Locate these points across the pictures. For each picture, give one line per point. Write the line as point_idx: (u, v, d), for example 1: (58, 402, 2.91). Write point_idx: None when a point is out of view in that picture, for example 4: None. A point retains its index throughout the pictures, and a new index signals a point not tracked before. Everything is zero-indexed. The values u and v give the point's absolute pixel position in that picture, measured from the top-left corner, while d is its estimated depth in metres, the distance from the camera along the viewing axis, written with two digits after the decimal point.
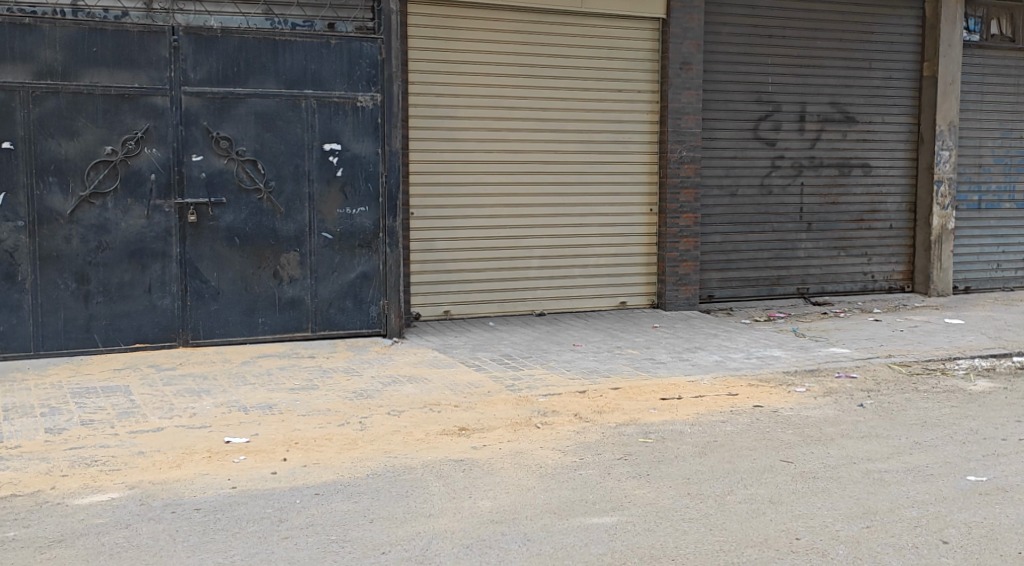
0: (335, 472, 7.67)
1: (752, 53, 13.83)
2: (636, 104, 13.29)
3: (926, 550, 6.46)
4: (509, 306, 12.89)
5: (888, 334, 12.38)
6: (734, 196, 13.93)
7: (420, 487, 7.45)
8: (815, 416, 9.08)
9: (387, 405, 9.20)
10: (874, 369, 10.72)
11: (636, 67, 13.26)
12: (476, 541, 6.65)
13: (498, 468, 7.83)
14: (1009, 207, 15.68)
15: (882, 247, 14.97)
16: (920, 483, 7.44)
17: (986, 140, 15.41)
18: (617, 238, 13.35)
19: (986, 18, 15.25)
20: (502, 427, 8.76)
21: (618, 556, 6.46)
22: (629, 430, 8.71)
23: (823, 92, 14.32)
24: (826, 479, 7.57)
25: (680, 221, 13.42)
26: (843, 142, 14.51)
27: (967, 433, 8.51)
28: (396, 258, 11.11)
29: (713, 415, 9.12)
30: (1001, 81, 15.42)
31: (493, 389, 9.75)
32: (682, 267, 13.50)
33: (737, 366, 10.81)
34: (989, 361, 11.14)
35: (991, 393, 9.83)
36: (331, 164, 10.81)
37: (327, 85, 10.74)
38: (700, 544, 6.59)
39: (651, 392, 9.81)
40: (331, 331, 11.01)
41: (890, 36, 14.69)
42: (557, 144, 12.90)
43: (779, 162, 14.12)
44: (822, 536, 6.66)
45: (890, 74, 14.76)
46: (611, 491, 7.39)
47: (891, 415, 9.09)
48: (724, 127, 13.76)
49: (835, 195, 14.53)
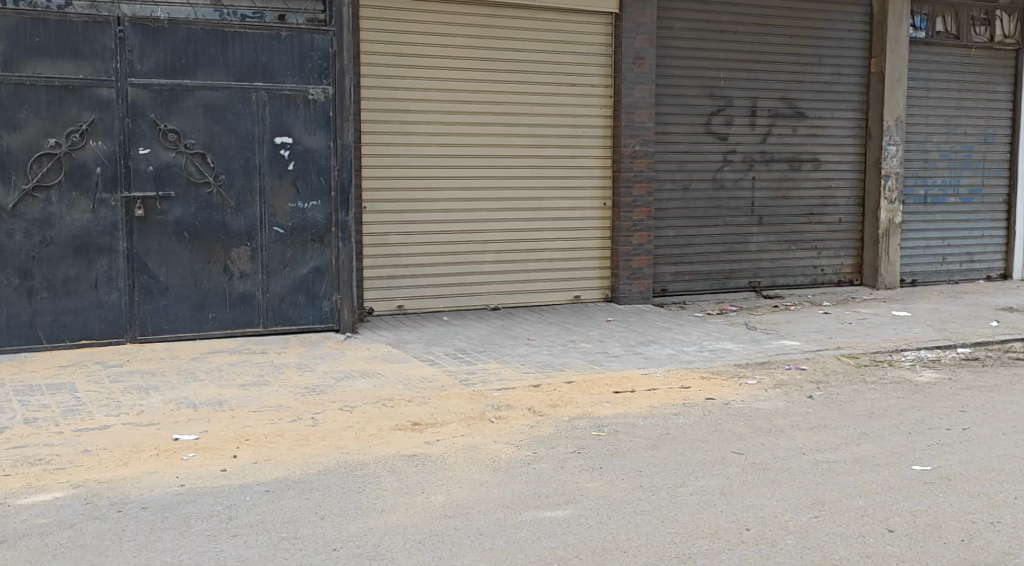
0: (286, 469, 7.63)
1: (704, 49, 13.93)
2: (588, 99, 13.31)
3: (872, 538, 6.55)
4: (463, 300, 12.88)
5: (837, 326, 12.52)
6: (687, 190, 14.01)
7: (372, 483, 7.43)
8: (765, 408, 9.17)
9: (340, 400, 9.17)
10: (824, 361, 10.84)
11: (589, 61, 13.28)
12: (428, 536, 6.64)
13: (451, 463, 7.83)
14: (954, 201, 15.91)
15: (831, 241, 15.14)
16: (868, 472, 7.54)
17: (933, 135, 15.61)
18: (571, 232, 13.39)
19: (932, 16, 15.40)
20: (456, 421, 8.76)
21: (570, 550, 6.48)
22: (582, 423, 8.74)
23: (774, 86, 14.42)
24: (776, 469, 7.65)
25: (633, 215, 13.47)
26: (793, 137, 14.64)
27: (913, 424, 8.63)
28: (349, 252, 11.05)
29: (666, 408, 9.17)
30: (946, 77, 15.63)
31: (446, 384, 9.74)
32: (635, 261, 13.55)
33: (690, 359, 10.88)
34: (935, 352, 11.31)
35: (937, 384, 9.98)
36: (282, 158, 10.75)
37: (278, 77, 10.65)
38: (652, 536, 6.63)
39: (604, 386, 9.85)
40: (283, 327, 10.95)
41: (839, 31, 14.84)
42: (511, 139, 12.90)
43: (730, 156, 14.23)
44: (771, 527, 6.73)
45: (839, 70, 14.90)
46: (564, 484, 7.42)
47: (839, 406, 9.19)
48: (676, 122, 13.85)
49: (786, 189, 14.65)
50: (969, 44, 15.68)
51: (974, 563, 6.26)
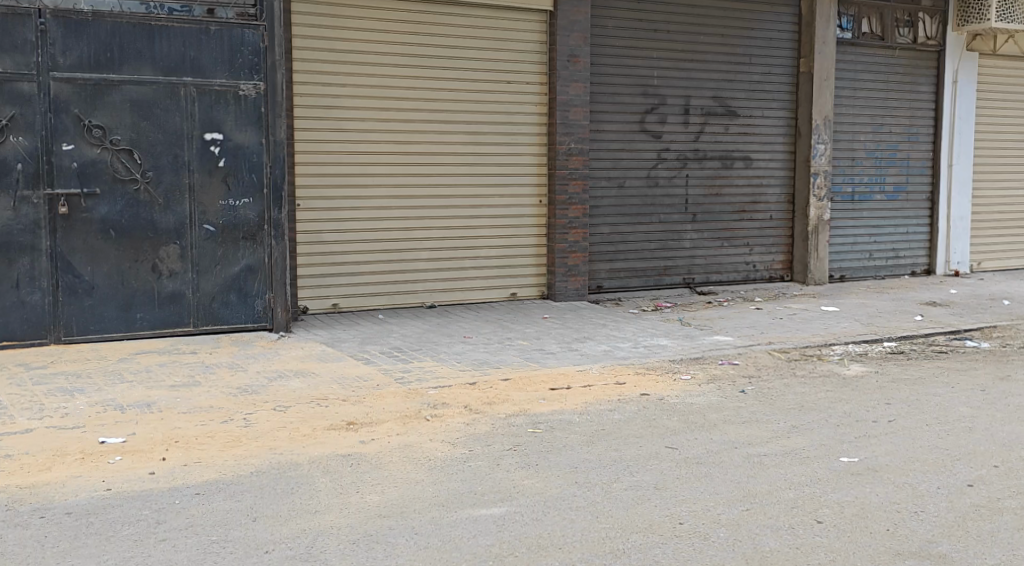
0: (217, 471, 7.55)
1: (637, 47, 14.02)
2: (522, 96, 13.33)
3: (802, 530, 6.64)
4: (399, 298, 12.84)
5: (768, 321, 12.67)
6: (622, 187, 14.09)
7: (305, 484, 7.38)
8: (699, 403, 9.26)
9: (273, 400, 9.09)
10: (755, 356, 10.97)
11: (523, 58, 13.30)
12: (363, 536, 6.62)
13: (387, 462, 7.80)
14: (880, 198, 16.18)
15: (763, 238, 15.32)
16: (797, 465, 7.64)
17: (861, 133, 15.85)
18: (506, 229, 13.41)
19: (858, 17, 15.65)
20: (391, 420, 8.72)
21: (506, 547, 6.49)
22: (518, 420, 8.76)
23: (705, 85, 14.56)
24: (709, 463, 7.72)
25: (569, 212, 13.51)
26: (725, 135, 14.78)
27: (841, 416, 8.76)
28: (282, 250, 10.95)
29: (601, 404, 9.22)
30: (872, 77, 15.89)
31: (382, 383, 9.71)
32: (571, 258, 13.59)
33: (625, 355, 10.95)
34: (862, 346, 11.50)
35: (864, 377, 10.16)
36: (213, 155, 10.63)
37: (207, 73, 10.53)
38: (588, 532, 6.67)
39: (540, 383, 9.88)
40: (214, 327, 10.83)
41: (768, 31, 15.01)
42: (447, 136, 12.87)
43: (664, 154, 14.33)
44: (704, 520, 6.79)
45: (769, 69, 15.08)
46: (500, 482, 7.42)
47: (770, 400, 9.32)
48: (610, 120, 13.93)
49: (719, 186, 14.80)
50: (893, 45, 15.97)
51: (900, 552, 6.37)
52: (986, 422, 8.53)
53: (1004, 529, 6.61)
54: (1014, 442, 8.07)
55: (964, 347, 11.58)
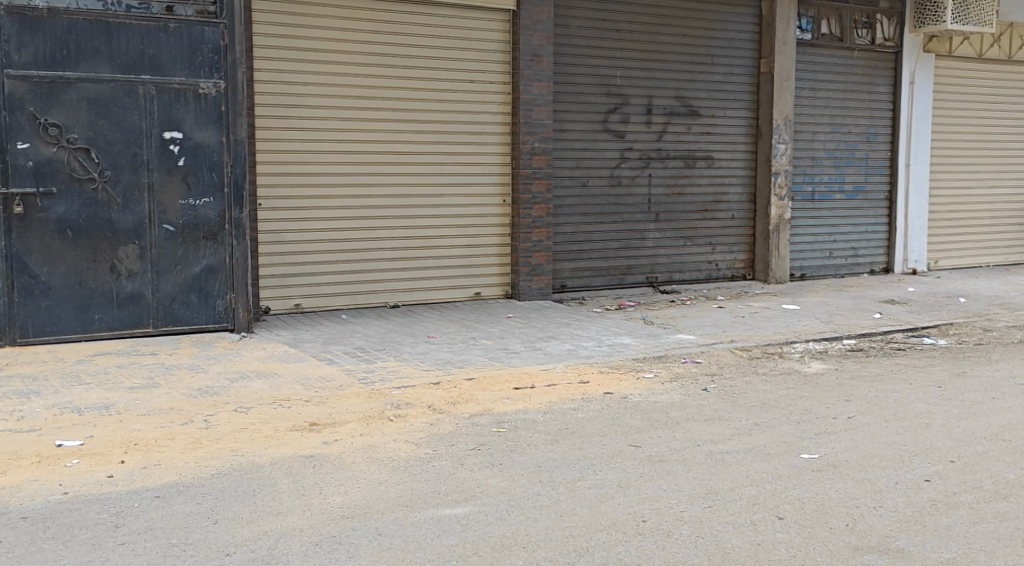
0: (177, 473, 7.49)
1: (600, 47, 14.05)
2: (485, 95, 13.33)
3: (763, 526, 6.68)
4: (362, 298, 12.80)
5: (730, 320, 12.74)
6: (585, 187, 14.11)
7: (267, 485, 7.34)
8: (662, 401, 9.29)
9: (234, 402, 9.03)
10: (718, 354, 11.03)
11: (486, 58, 13.29)
12: (325, 538, 6.59)
13: (350, 463, 7.77)
14: (840, 198, 16.31)
15: (724, 237, 15.40)
16: (759, 462, 7.69)
17: (821, 132, 15.97)
18: (469, 229, 13.39)
19: (817, 18, 15.74)
20: (355, 420, 8.70)
21: (469, 547, 6.48)
22: (482, 420, 8.75)
23: (668, 85, 14.62)
24: (671, 461, 7.75)
25: (532, 211, 13.53)
26: (688, 135, 14.85)
27: (801, 414, 8.82)
28: (244, 250, 10.89)
29: (564, 402, 9.24)
30: (831, 78, 16.01)
31: (345, 383, 9.67)
32: (534, 257, 13.61)
33: (589, 354, 10.97)
34: (822, 344, 11.59)
35: (824, 374, 10.24)
36: (172, 154, 10.55)
37: (166, 71, 10.45)
38: (552, 531, 6.67)
39: (504, 382, 9.88)
40: (174, 327, 10.76)
41: (729, 32, 15.10)
42: (410, 135, 12.84)
43: (627, 154, 14.37)
44: (667, 518, 6.82)
45: (731, 69, 15.17)
46: (465, 482, 7.41)
47: (732, 397, 9.37)
48: (574, 120, 13.95)
49: (681, 186, 14.86)
50: (852, 46, 16.11)
51: (859, 547, 6.42)
52: (944, 418, 8.62)
53: (959, 523, 6.68)
54: (970, 437, 8.15)
55: (922, 343, 11.70)
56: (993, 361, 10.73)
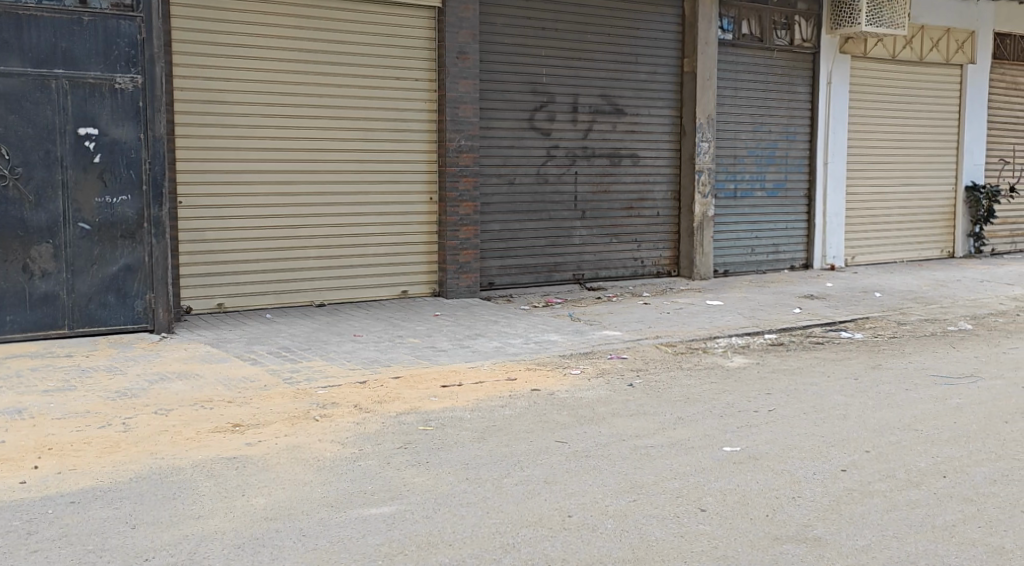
0: (94, 478, 7.35)
1: (526, 45, 14.06)
2: (411, 92, 13.26)
3: (685, 518, 6.73)
4: (286, 297, 12.67)
5: (656, 316, 12.83)
6: (512, 185, 14.11)
7: (187, 488, 7.23)
8: (588, 397, 9.32)
9: (154, 404, 8.88)
10: (643, 350, 11.11)
11: (411, 55, 13.22)
12: (248, 540, 6.51)
13: (274, 464, 7.68)
14: (761, 195, 16.52)
15: (650, 234, 15.51)
16: (682, 455, 7.75)
17: (743, 131, 16.16)
18: (396, 227, 13.33)
19: (738, 18, 15.90)
20: (279, 421, 8.61)
21: (395, 546, 6.44)
22: (408, 418, 8.71)
23: (594, 84, 14.68)
24: (597, 456, 7.78)
25: (460, 209, 13.50)
26: (613, 133, 14.92)
27: (724, 407, 8.91)
28: (163, 249, 10.72)
29: (491, 400, 9.22)
30: (753, 78, 16.20)
31: (269, 383, 9.56)
32: (462, 255, 13.58)
33: (516, 351, 10.97)
34: (744, 339, 11.72)
35: (745, 368, 10.36)
36: (88, 150, 10.34)
37: (80, 65, 10.24)
38: (477, 528, 6.66)
39: (431, 380, 9.84)
40: (91, 328, 10.56)
41: (653, 31, 15.21)
42: (334, 132, 12.74)
43: (553, 152, 14.40)
44: (592, 512, 6.84)
45: (654, 69, 15.28)
46: (391, 481, 7.37)
47: (656, 392, 9.44)
48: (500, 118, 13.95)
49: (607, 184, 14.93)
50: (771, 46, 16.31)
51: (778, 537, 6.50)
52: (859, 409, 8.78)
53: (873, 511, 6.79)
54: (885, 427, 8.31)
55: (840, 337, 11.90)
56: (906, 353, 10.96)
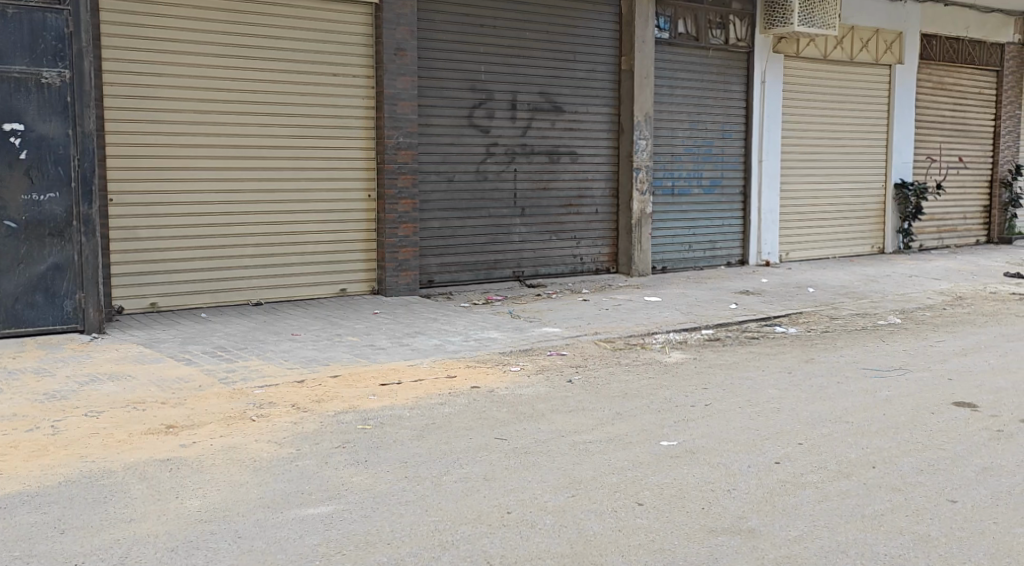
0: (22, 482, 7.19)
1: (465, 42, 14.01)
2: (348, 89, 13.15)
3: (623, 513, 6.73)
4: (222, 296, 12.50)
5: (595, 312, 12.86)
6: (451, 182, 14.06)
7: (119, 491, 7.09)
8: (527, 394, 9.30)
9: (84, 406, 8.71)
10: (582, 346, 11.12)
11: (348, 51, 13.12)
12: (182, 543, 6.40)
13: (209, 465, 7.57)
14: (698, 192, 16.63)
15: (589, 231, 15.53)
16: (620, 450, 7.76)
17: (680, 128, 16.26)
18: (334, 224, 13.22)
19: (674, 18, 15.98)
20: (214, 421, 8.48)
21: (333, 546, 6.37)
22: (347, 417, 8.62)
23: (533, 81, 14.67)
24: (536, 453, 7.76)
25: (398, 207, 13.41)
26: (552, 131, 14.92)
27: (661, 402, 8.95)
28: (93, 247, 10.53)
29: (431, 397, 9.17)
30: (689, 76, 16.30)
31: (203, 383, 9.43)
32: (401, 253, 13.49)
33: (455, 349, 10.92)
34: (682, 334, 11.78)
35: (683, 363, 10.41)
36: (13, 146, 10.11)
37: (5, 59, 10.01)
38: (416, 526, 6.59)
39: (369, 378, 9.77)
40: (19, 329, 10.33)
41: (591, 29, 15.23)
42: (269, 128, 12.59)
43: (492, 149, 14.36)
44: (530, 509, 6.81)
45: (593, 67, 15.31)
46: (329, 480, 7.29)
47: (595, 388, 9.44)
48: (438, 115, 13.88)
49: (546, 181, 14.92)
50: (707, 45, 16.42)
51: (713, 529, 6.52)
52: (793, 402, 8.86)
53: (805, 502, 6.84)
54: (817, 420, 8.38)
55: (775, 332, 12.00)
56: (838, 347, 11.09)
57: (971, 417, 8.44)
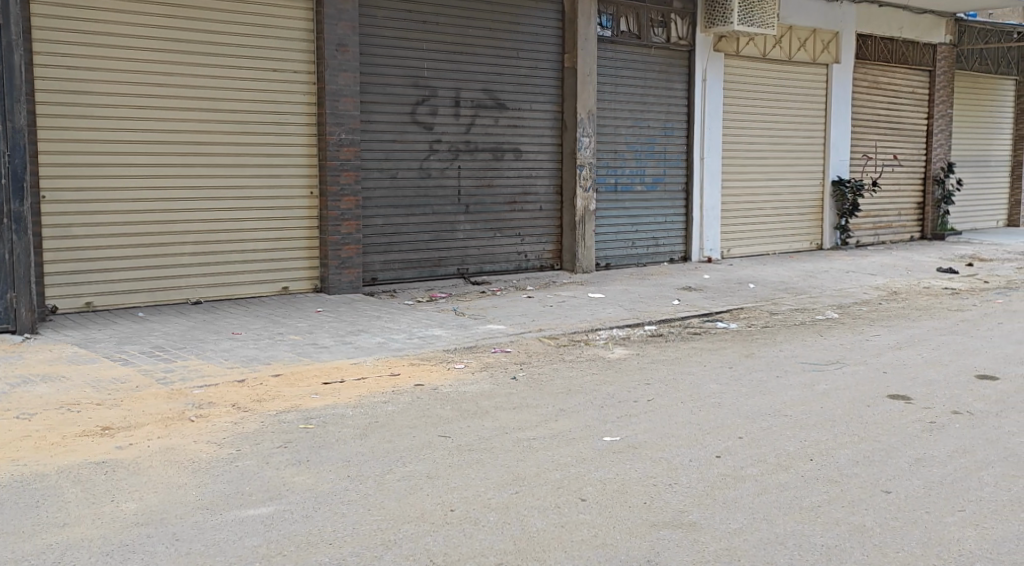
0: None
1: (407, 38, 13.90)
2: (290, 85, 13.01)
3: (567, 509, 6.69)
4: (160, 295, 12.29)
5: (539, 309, 12.82)
6: (394, 179, 13.94)
7: (53, 496, 6.92)
8: (471, 391, 9.23)
9: (16, 408, 8.51)
10: (526, 343, 11.07)
11: (289, 47, 12.97)
12: (118, 547, 6.27)
13: (145, 467, 7.41)
14: (641, 189, 16.65)
15: (533, 228, 15.49)
16: (563, 447, 7.72)
17: (622, 126, 16.27)
18: (276, 222, 13.07)
19: (617, 16, 15.99)
20: (151, 422, 8.31)
21: (274, 547, 6.27)
22: (288, 416, 8.50)
23: (475, 78, 14.59)
24: (480, 450, 7.69)
25: (341, 204, 13.28)
26: (495, 128, 14.86)
27: (604, 398, 8.92)
28: (25, 246, 10.31)
29: (374, 396, 9.07)
30: (631, 75, 16.33)
31: (141, 383, 9.25)
32: (344, 250, 13.36)
33: (400, 347, 10.83)
34: (625, 330, 11.78)
35: (626, 359, 10.40)
36: None
37: None
38: (359, 526, 6.51)
39: (312, 377, 9.66)
40: None
41: (534, 27, 15.20)
42: (210, 124, 12.40)
43: (436, 146, 14.26)
44: (474, 506, 6.75)
45: (536, 64, 15.26)
46: (270, 481, 7.17)
47: (539, 385, 9.40)
48: (381, 112, 13.75)
49: (490, 178, 14.86)
50: (649, 44, 16.46)
51: (655, 523, 6.51)
52: (733, 397, 8.87)
53: (744, 495, 6.85)
54: (757, 414, 8.40)
55: (717, 327, 12.04)
56: (778, 341, 11.15)
57: (906, 409, 8.51)
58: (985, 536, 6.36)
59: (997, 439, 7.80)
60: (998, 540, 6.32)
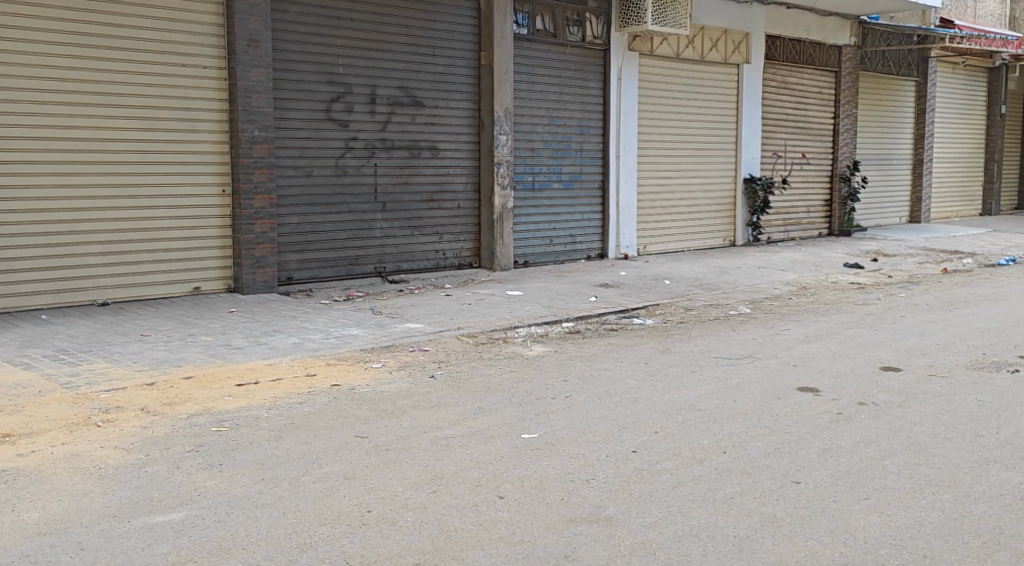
0: None
1: (321, 34, 13.65)
2: (201, 81, 12.70)
3: (484, 506, 6.58)
4: (66, 296, 11.93)
5: (456, 307, 12.68)
6: (309, 176, 13.69)
7: None
8: (388, 391, 9.06)
9: None
10: (444, 341, 10.94)
11: (200, 42, 12.66)
12: (18, 558, 6.01)
13: (50, 474, 7.13)
14: (558, 187, 16.61)
15: (451, 226, 15.36)
16: (482, 445, 7.61)
17: (538, 124, 16.20)
18: (187, 220, 12.73)
19: (532, 14, 15.91)
20: (55, 429, 8.01)
21: (184, 553, 6.06)
22: (200, 420, 8.26)
23: (391, 75, 14.40)
24: (397, 450, 7.54)
25: (254, 202, 12.99)
26: (412, 125, 14.67)
27: (522, 395, 8.83)
28: None
29: (289, 397, 8.87)
30: (547, 72, 16.26)
31: (45, 388, 8.93)
32: (257, 250, 13.08)
33: (316, 347, 10.62)
34: (543, 328, 11.70)
35: (544, 356, 10.32)
36: None
37: None
38: (273, 529, 6.32)
39: (224, 379, 9.41)
40: None
41: (449, 24, 15.06)
42: (116, 120, 12.05)
43: (351, 143, 14.04)
44: (391, 506, 6.60)
45: (452, 61, 15.13)
46: (180, 485, 6.95)
47: (457, 383, 9.28)
48: (295, 109, 13.49)
49: (407, 176, 14.68)
50: (564, 42, 16.42)
51: (572, 519, 6.42)
52: (651, 392, 8.85)
53: (661, 489, 6.80)
54: (674, 408, 8.38)
55: (634, 323, 12.03)
56: (692, 337, 11.17)
57: (815, 401, 8.56)
58: (888, 524, 6.38)
59: (901, 429, 7.86)
60: (901, 527, 6.35)
